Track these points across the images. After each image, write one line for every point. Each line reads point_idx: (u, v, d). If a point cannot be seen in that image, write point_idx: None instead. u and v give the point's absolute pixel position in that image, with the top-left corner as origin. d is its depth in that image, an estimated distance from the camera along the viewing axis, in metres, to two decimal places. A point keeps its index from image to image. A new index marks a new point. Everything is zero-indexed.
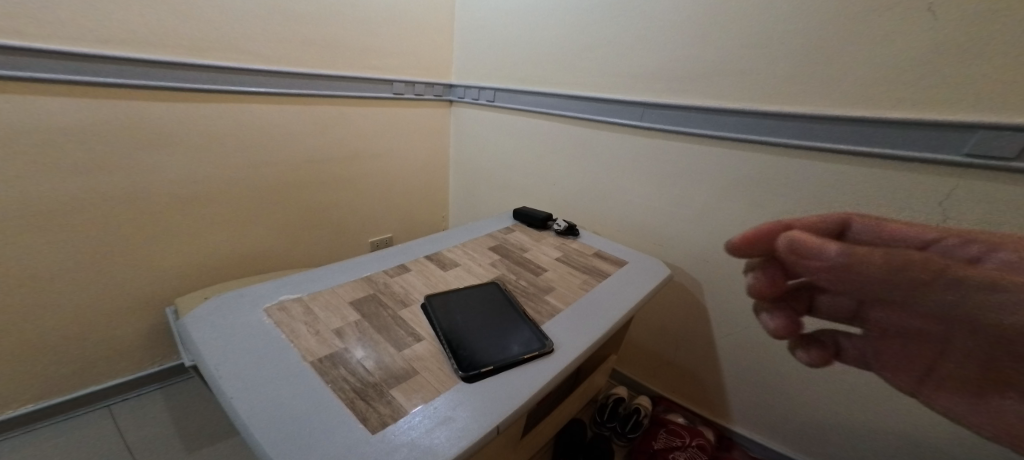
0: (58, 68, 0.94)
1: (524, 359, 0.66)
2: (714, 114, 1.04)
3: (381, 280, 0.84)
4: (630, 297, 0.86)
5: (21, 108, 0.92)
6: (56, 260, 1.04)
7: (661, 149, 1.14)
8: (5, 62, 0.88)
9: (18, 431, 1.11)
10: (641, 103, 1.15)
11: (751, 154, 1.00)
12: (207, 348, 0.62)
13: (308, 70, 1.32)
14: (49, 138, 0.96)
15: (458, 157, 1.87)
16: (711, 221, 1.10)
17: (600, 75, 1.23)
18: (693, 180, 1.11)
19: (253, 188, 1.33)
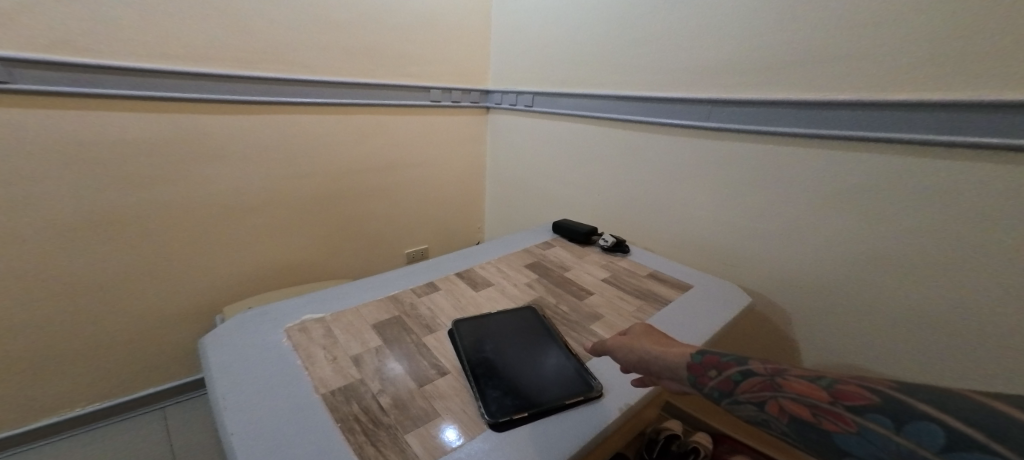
0: (119, 83, 0.97)
1: (567, 404, 0.55)
2: (812, 108, 0.83)
3: (408, 300, 0.77)
4: (701, 331, 0.71)
5: (83, 122, 0.95)
6: (108, 268, 1.06)
7: (727, 154, 0.97)
8: (75, 80, 0.92)
9: (75, 431, 1.13)
10: (709, 99, 0.98)
11: (866, 156, 0.77)
12: (218, 373, 0.57)
13: (348, 79, 1.30)
14: (105, 149, 0.99)
15: (494, 166, 1.80)
16: (794, 238, 0.89)
17: (651, 71, 1.10)
18: (767, 189, 0.92)
19: (293, 198, 1.32)
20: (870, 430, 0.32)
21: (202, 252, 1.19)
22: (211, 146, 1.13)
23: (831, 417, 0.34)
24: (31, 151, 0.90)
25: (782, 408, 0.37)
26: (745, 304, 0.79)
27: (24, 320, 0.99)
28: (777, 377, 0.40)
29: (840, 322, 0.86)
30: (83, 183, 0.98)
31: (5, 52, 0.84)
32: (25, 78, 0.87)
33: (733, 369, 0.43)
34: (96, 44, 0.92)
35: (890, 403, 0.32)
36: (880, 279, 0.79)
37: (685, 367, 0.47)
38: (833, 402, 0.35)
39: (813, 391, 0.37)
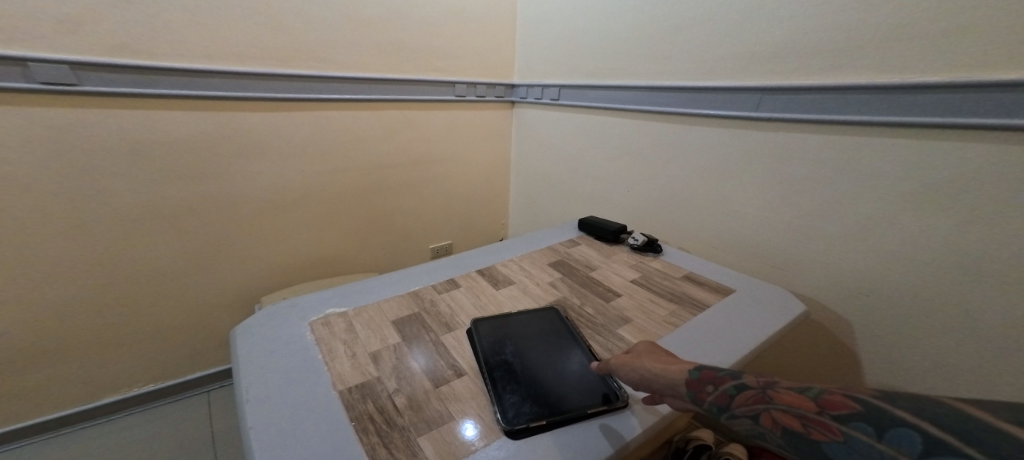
0: (167, 83, 1.00)
1: (589, 414, 0.51)
2: (880, 95, 0.74)
3: (428, 297, 0.76)
4: (744, 339, 0.65)
5: (131, 119, 0.98)
6: (152, 259, 1.10)
7: (777, 146, 0.88)
8: (128, 80, 0.96)
9: (124, 413, 1.19)
10: (757, 87, 0.90)
11: (949, 147, 0.68)
12: (242, 364, 0.57)
13: (378, 75, 1.30)
14: (150, 144, 1.02)
15: (520, 161, 1.77)
16: (859, 240, 0.79)
17: (690, 58, 1.03)
18: (827, 185, 0.82)
19: (323, 193, 1.33)
20: (861, 440, 0.31)
21: (240, 245, 1.23)
22: (250, 143, 1.15)
23: (825, 429, 0.33)
24: (89, 149, 0.95)
25: (778, 422, 0.35)
26: (797, 312, 0.71)
27: (78, 307, 1.04)
28: (768, 388, 0.38)
29: (906, 334, 0.76)
30: (133, 178, 1.02)
31: (67, 56, 0.88)
32: (90, 80, 0.92)
33: (728, 382, 0.40)
34: (147, 45, 0.96)
35: (875, 411, 0.32)
36: (958, 288, 0.69)
37: (684, 385, 0.44)
38: (822, 412, 0.34)
39: (802, 402, 0.35)
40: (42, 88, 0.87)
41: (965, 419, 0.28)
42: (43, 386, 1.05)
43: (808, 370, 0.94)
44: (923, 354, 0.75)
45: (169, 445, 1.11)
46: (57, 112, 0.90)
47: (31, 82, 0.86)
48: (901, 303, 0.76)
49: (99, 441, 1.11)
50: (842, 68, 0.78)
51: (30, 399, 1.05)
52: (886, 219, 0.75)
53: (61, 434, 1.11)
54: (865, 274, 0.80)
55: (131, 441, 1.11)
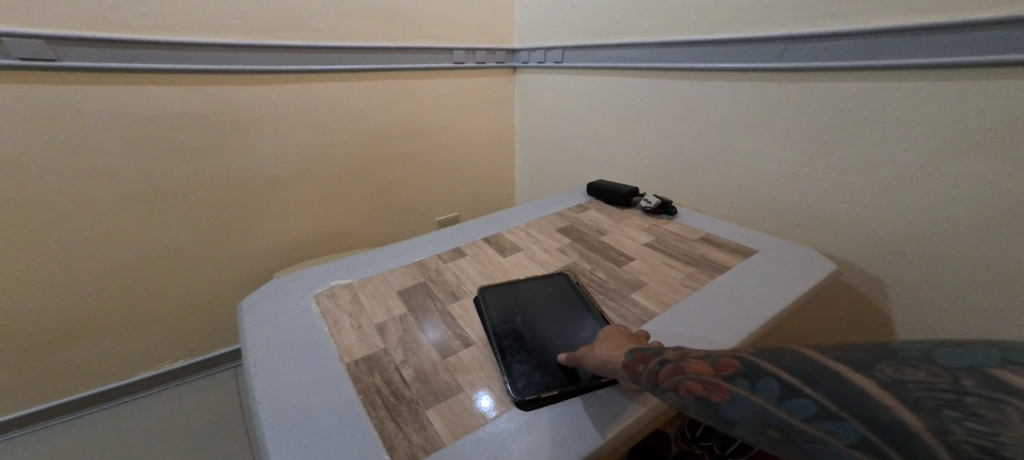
0: (151, 57, 0.95)
1: (601, 383, 0.50)
2: (916, 38, 0.68)
3: (433, 266, 0.74)
4: (770, 297, 0.63)
5: (123, 97, 0.95)
6: (156, 240, 1.08)
7: (803, 100, 0.83)
8: (111, 55, 0.91)
9: (148, 391, 1.20)
10: (780, 37, 0.83)
11: (997, 90, 0.62)
12: (250, 337, 0.56)
13: (371, 44, 1.24)
14: (142, 122, 0.98)
15: (524, 129, 1.71)
16: (890, 197, 0.75)
17: (705, 10, 0.95)
18: (855, 139, 0.77)
19: (324, 167, 1.30)
20: (742, 395, 0.27)
21: (246, 223, 1.21)
22: (246, 117, 1.11)
23: (715, 388, 0.29)
24: (82, 128, 0.92)
25: (683, 390, 0.31)
26: (824, 273, 0.68)
27: (90, 291, 1.04)
28: (680, 358, 0.34)
29: (938, 292, 0.74)
30: (129, 157, 0.99)
31: (44, 30, 0.84)
32: (70, 56, 0.88)
33: (654, 360, 0.37)
34: (125, 17, 0.90)
35: (752, 366, 0.29)
36: (997, 242, 0.66)
37: (622, 368, 0.41)
38: (716, 374, 0.30)
39: (704, 368, 0.31)
40: (21, 64, 0.83)
41: (806, 360, 0.27)
42: (63, 369, 1.06)
43: (834, 331, 0.92)
44: (956, 311, 0.72)
45: (197, 420, 1.14)
46: (42, 91, 0.86)
47: (10, 59, 0.82)
48: (934, 261, 0.73)
49: (128, 418, 1.13)
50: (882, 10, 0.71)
51: (52, 381, 1.06)
52: (921, 173, 0.71)
53: (90, 413, 1.13)
54: (894, 232, 0.77)
55: (159, 418, 1.14)
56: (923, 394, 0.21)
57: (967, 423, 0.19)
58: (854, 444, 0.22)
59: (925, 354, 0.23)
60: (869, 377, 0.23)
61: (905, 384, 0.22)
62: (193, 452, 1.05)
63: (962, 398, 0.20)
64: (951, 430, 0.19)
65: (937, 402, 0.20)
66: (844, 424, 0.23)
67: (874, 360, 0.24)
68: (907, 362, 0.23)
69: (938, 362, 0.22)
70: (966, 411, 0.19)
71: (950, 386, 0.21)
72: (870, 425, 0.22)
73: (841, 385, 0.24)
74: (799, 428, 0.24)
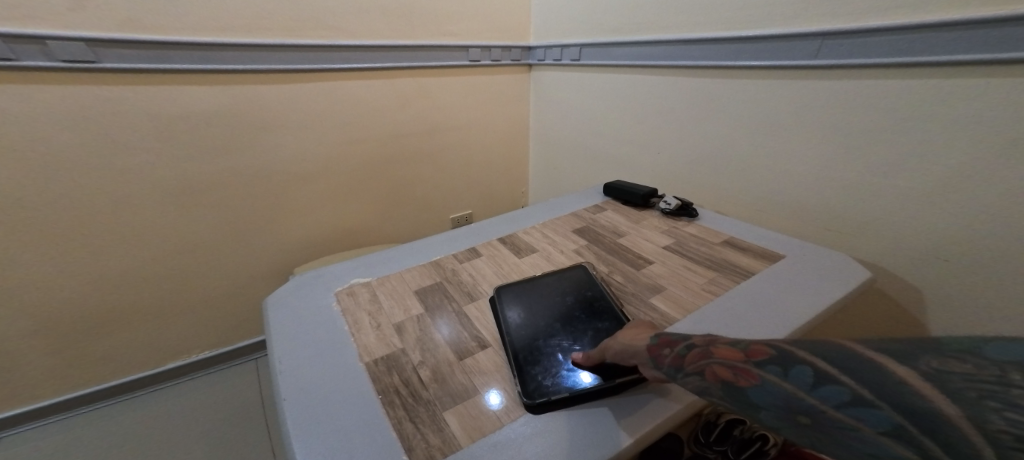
0: (179, 58, 0.97)
1: (618, 384, 0.49)
2: (962, 33, 0.64)
3: (449, 266, 0.74)
4: (799, 305, 0.61)
5: (152, 96, 0.97)
6: (181, 235, 1.11)
7: (836, 97, 0.80)
8: (142, 56, 0.94)
9: (174, 381, 1.24)
10: (813, 33, 0.80)
11: None
12: (275, 333, 0.57)
13: (390, 42, 1.24)
14: (169, 120, 1.00)
15: (539, 127, 1.70)
16: (928, 200, 0.72)
17: (731, 6, 0.93)
18: (893, 138, 0.74)
19: (342, 165, 1.31)
20: (772, 381, 0.27)
21: (268, 220, 1.23)
22: (268, 115, 1.13)
23: (744, 373, 0.28)
24: (114, 126, 0.95)
25: (709, 374, 0.31)
26: (855, 277, 0.66)
27: (123, 283, 1.07)
28: (708, 344, 0.34)
29: (979, 299, 0.71)
30: (159, 155, 1.02)
31: (84, 32, 0.86)
32: (109, 57, 0.90)
33: (681, 344, 0.37)
34: (157, 17, 0.93)
35: (787, 352, 0.28)
36: None
37: (646, 351, 0.41)
38: (745, 360, 0.29)
39: (733, 354, 0.31)
40: (63, 66, 0.86)
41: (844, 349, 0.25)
42: (94, 359, 1.10)
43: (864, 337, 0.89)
44: (998, 319, 0.69)
45: (221, 410, 1.16)
46: (81, 90, 0.90)
47: (52, 60, 0.85)
48: (978, 268, 0.70)
49: (157, 406, 1.17)
50: (926, 3, 0.67)
51: (88, 368, 1.11)
52: (964, 174, 0.68)
53: (123, 400, 1.17)
54: (932, 236, 0.74)
55: (184, 407, 1.17)
56: (965, 386, 0.20)
57: (1008, 414, 0.18)
58: (886, 432, 0.21)
59: (977, 350, 0.21)
60: (908, 367, 0.22)
61: (947, 376, 0.21)
62: (218, 441, 1.07)
63: (1007, 389, 0.18)
64: (990, 420, 0.18)
65: (980, 393, 0.19)
66: (876, 411, 0.22)
67: (918, 352, 0.23)
68: (952, 354, 0.21)
69: (987, 356, 0.21)
70: (1005, 400, 0.18)
71: (995, 377, 0.19)
72: (901, 413, 0.21)
73: (876, 374, 0.23)
74: (828, 414, 0.23)
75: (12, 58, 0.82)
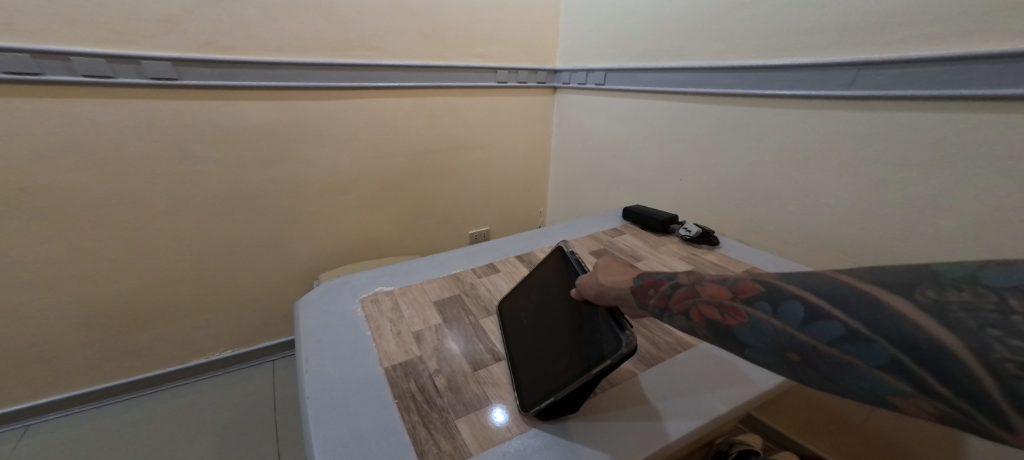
0: (242, 75, 1.06)
1: (594, 376, 0.44)
2: (1010, 67, 0.63)
3: (468, 280, 0.76)
4: None
5: (218, 110, 1.06)
6: (223, 238, 1.18)
7: (868, 127, 0.79)
8: (213, 74, 1.02)
9: (200, 377, 1.30)
10: (847, 63, 0.80)
11: None
12: (304, 333, 0.60)
13: (423, 62, 1.30)
14: (227, 132, 1.08)
15: (561, 148, 1.73)
16: (967, 237, 0.70)
17: (761, 36, 0.94)
18: (930, 171, 0.73)
19: (371, 178, 1.37)
20: (762, 319, 0.34)
21: (299, 227, 1.29)
22: (311, 130, 1.20)
23: (734, 313, 0.36)
24: (177, 136, 1.03)
25: (701, 314, 0.39)
26: None
27: (167, 280, 1.14)
28: (696, 285, 0.41)
29: None
30: (216, 163, 1.09)
31: (171, 53, 0.96)
32: (188, 75, 1.00)
33: (666, 285, 0.44)
34: (227, 39, 1.01)
35: (776, 291, 0.34)
36: None
37: (632, 293, 0.47)
38: (735, 298, 0.37)
39: (721, 292, 0.38)
40: (151, 83, 0.96)
41: (838, 285, 0.31)
42: (133, 350, 1.17)
43: None
44: None
45: (241, 408, 1.20)
46: (159, 104, 0.99)
47: (142, 78, 0.95)
48: None
49: (183, 400, 1.22)
50: (967, 37, 0.67)
51: (125, 359, 1.17)
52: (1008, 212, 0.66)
53: (154, 391, 1.24)
54: None
55: (207, 402, 1.22)
56: (966, 317, 0.25)
57: (1009, 341, 0.23)
58: (881, 364, 0.27)
59: (971, 277, 0.27)
60: (910, 299, 0.27)
61: (947, 305, 0.26)
62: (233, 440, 1.11)
63: (1006, 317, 0.24)
64: (992, 348, 0.24)
65: (981, 323, 0.24)
66: (873, 346, 0.28)
67: (912, 284, 0.28)
68: (951, 284, 0.27)
69: (983, 284, 0.26)
70: (1009, 331, 0.23)
71: (994, 306, 0.25)
72: (898, 349, 0.27)
73: (876, 309, 0.28)
74: (823, 349, 0.30)
75: (110, 76, 0.92)
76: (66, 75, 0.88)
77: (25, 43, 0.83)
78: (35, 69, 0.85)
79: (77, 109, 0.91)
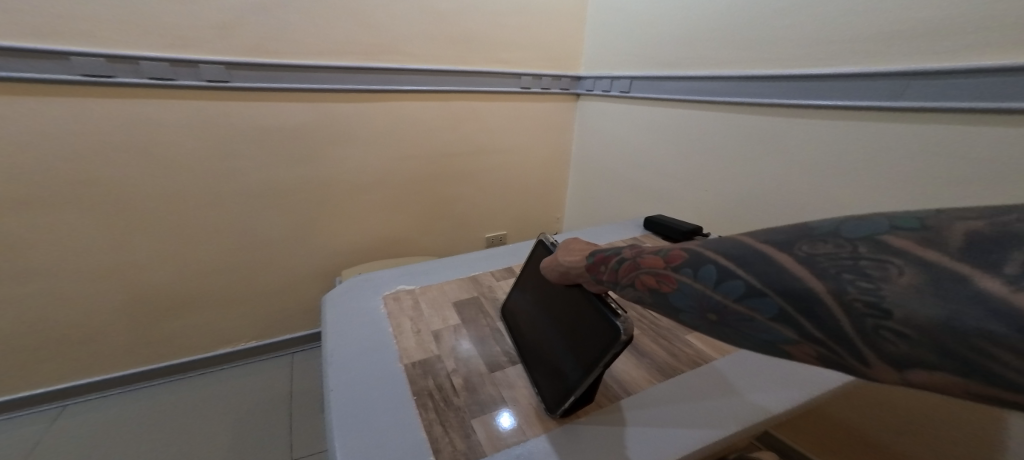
0: (286, 78, 1.11)
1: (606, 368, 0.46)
2: None
3: (487, 283, 0.77)
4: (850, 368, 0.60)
5: (259, 111, 1.11)
6: (254, 233, 1.22)
7: (913, 139, 0.76)
8: (260, 76, 1.08)
9: (225, 366, 1.35)
10: (891, 73, 0.77)
11: None
12: (330, 326, 0.62)
13: (449, 67, 1.33)
14: (270, 131, 1.14)
15: (581, 154, 1.73)
16: None
17: (798, 45, 0.92)
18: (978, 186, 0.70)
19: (395, 179, 1.40)
20: (688, 284, 0.38)
21: (324, 224, 1.33)
22: (340, 131, 1.24)
23: (667, 280, 0.40)
24: (219, 134, 1.08)
25: (643, 283, 0.43)
26: None
27: (200, 271, 1.20)
28: (638, 257, 0.45)
29: None
30: (258, 160, 1.15)
31: (224, 58, 1.02)
32: (239, 77, 1.05)
33: (613, 259, 0.48)
34: (270, 43, 1.06)
35: (697, 256, 0.39)
36: None
37: (588, 270, 0.52)
38: (667, 266, 0.41)
39: (656, 262, 0.43)
40: (206, 85, 1.02)
41: (744, 249, 0.36)
42: (165, 337, 1.23)
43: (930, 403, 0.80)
44: None
45: (262, 398, 1.24)
46: (204, 104, 1.04)
47: (199, 80, 1.02)
48: None
49: (206, 388, 1.26)
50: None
51: (158, 346, 1.23)
52: None
53: (180, 378, 1.29)
54: None
55: (230, 391, 1.26)
56: (830, 265, 0.30)
57: (859, 283, 0.28)
58: (774, 315, 0.32)
59: (835, 231, 0.32)
60: (793, 255, 0.32)
61: (817, 257, 0.31)
62: (254, 429, 1.14)
63: (855, 261, 0.29)
64: (847, 290, 0.29)
65: (840, 270, 0.30)
66: (766, 300, 0.32)
67: (795, 242, 0.33)
68: (819, 239, 0.32)
69: (843, 236, 0.31)
70: (858, 274, 0.29)
71: (848, 254, 0.30)
72: (783, 299, 0.32)
73: (769, 267, 0.33)
74: (733, 306, 0.35)
75: (171, 78, 0.99)
76: (134, 76, 0.95)
77: (101, 48, 0.90)
78: (108, 72, 0.93)
79: (130, 107, 0.97)
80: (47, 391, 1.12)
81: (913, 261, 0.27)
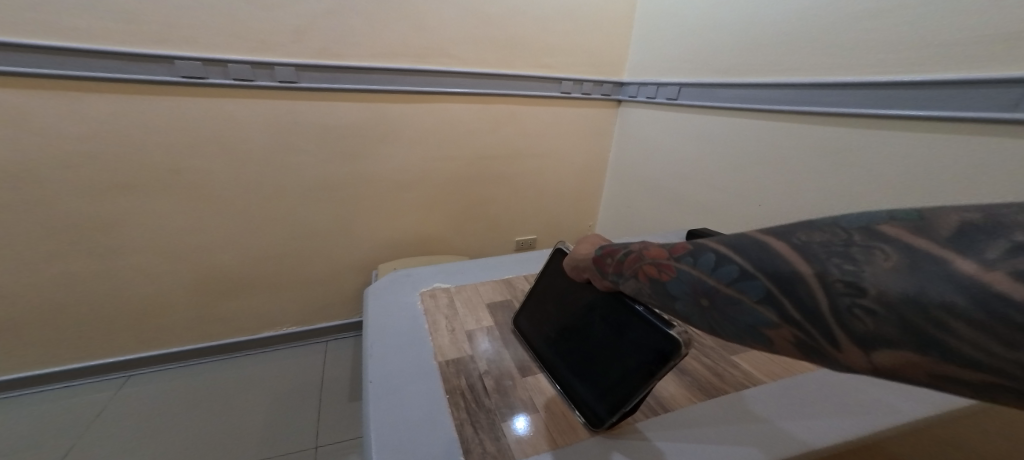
0: (346, 79, 1.16)
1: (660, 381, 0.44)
2: None
3: (521, 286, 0.77)
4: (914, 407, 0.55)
5: (316, 110, 1.17)
6: (303, 225, 1.29)
7: (1005, 159, 0.68)
8: (322, 78, 1.14)
9: (268, 348, 1.42)
10: (982, 84, 0.69)
11: None
12: (371, 318, 0.64)
13: (493, 70, 1.34)
14: (328, 128, 1.20)
15: (619, 161, 1.69)
16: None
17: (868, 53, 0.84)
18: None
19: (434, 178, 1.43)
20: (685, 271, 0.39)
21: (366, 219, 1.38)
22: (386, 130, 1.28)
23: (667, 268, 0.41)
24: (281, 130, 1.15)
25: (645, 274, 0.44)
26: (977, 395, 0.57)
27: (254, 258, 1.27)
28: (643, 249, 0.46)
29: None
30: (315, 156, 1.22)
31: (294, 60, 1.08)
32: (306, 79, 1.12)
33: (620, 253, 0.50)
34: (330, 45, 1.11)
35: (699, 247, 0.40)
36: None
37: (596, 264, 0.54)
38: (669, 256, 0.42)
39: (660, 252, 0.44)
40: (279, 85, 1.09)
41: (744, 237, 0.37)
42: (220, 317, 1.31)
43: None
44: None
45: (300, 383, 1.30)
46: (269, 103, 1.11)
47: (273, 81, 1.09)
48: None
49: (250, 368, 1.34)
50: None
51: (212, 325, 1.32)
52: None
53: (227, 357, 1.37)
54: None
55: (272, 373, 1.33)
56: (823, 251, 0.31)
57: (843, 265, 0.29)
58: (760, 297, 0.33)
59: (834, 222, 0.32)
60: (788, 242, 0.33)
61: (811, 244, 0.32)
62: (292, 410, 1.20)
63: (846, 246, 0.30)
64: (830, 271, 0.29)
65: (828, 253, 0.30)
66: (754, 282, 0.33)
67: (793, 230, 0.34)
68: (818, 228, 0.33)
69: (842, 226, 0.32)
70: (845, 257, 0.29)
71: (842, 240, 0.30)
72: (770, 282, 0.32)
73: (764, 252, 0.34)
74: (723, 290, 0.35)
75: (251, 79, 1.06)
76: (221, 77, 1.04)
77: (196, 52, 0.99)
78: (201, 74, 1.02)
79: (207, 104, 1.05)
80: (116, 359, 1.24)
81: (900, 247, 0.28)
